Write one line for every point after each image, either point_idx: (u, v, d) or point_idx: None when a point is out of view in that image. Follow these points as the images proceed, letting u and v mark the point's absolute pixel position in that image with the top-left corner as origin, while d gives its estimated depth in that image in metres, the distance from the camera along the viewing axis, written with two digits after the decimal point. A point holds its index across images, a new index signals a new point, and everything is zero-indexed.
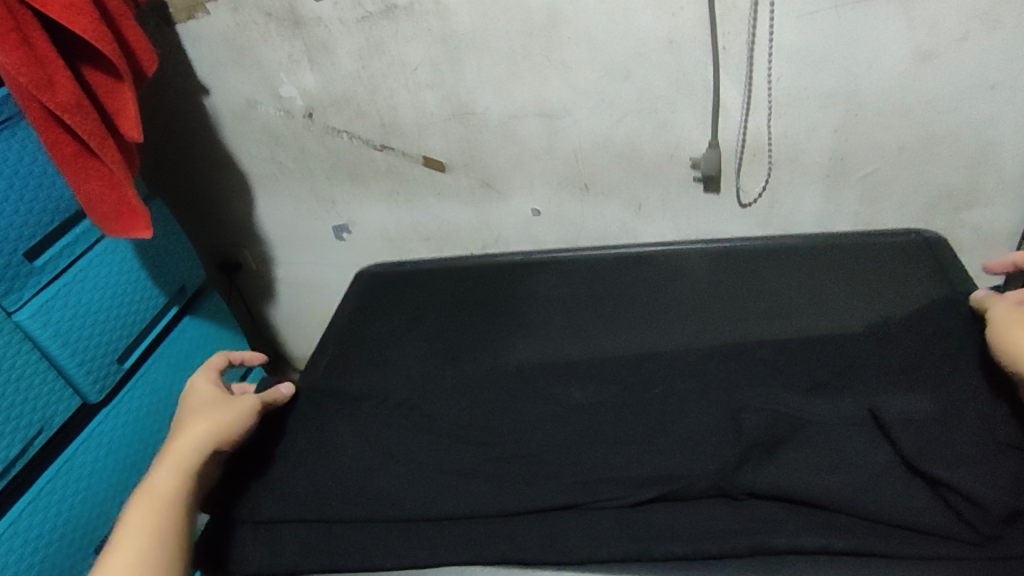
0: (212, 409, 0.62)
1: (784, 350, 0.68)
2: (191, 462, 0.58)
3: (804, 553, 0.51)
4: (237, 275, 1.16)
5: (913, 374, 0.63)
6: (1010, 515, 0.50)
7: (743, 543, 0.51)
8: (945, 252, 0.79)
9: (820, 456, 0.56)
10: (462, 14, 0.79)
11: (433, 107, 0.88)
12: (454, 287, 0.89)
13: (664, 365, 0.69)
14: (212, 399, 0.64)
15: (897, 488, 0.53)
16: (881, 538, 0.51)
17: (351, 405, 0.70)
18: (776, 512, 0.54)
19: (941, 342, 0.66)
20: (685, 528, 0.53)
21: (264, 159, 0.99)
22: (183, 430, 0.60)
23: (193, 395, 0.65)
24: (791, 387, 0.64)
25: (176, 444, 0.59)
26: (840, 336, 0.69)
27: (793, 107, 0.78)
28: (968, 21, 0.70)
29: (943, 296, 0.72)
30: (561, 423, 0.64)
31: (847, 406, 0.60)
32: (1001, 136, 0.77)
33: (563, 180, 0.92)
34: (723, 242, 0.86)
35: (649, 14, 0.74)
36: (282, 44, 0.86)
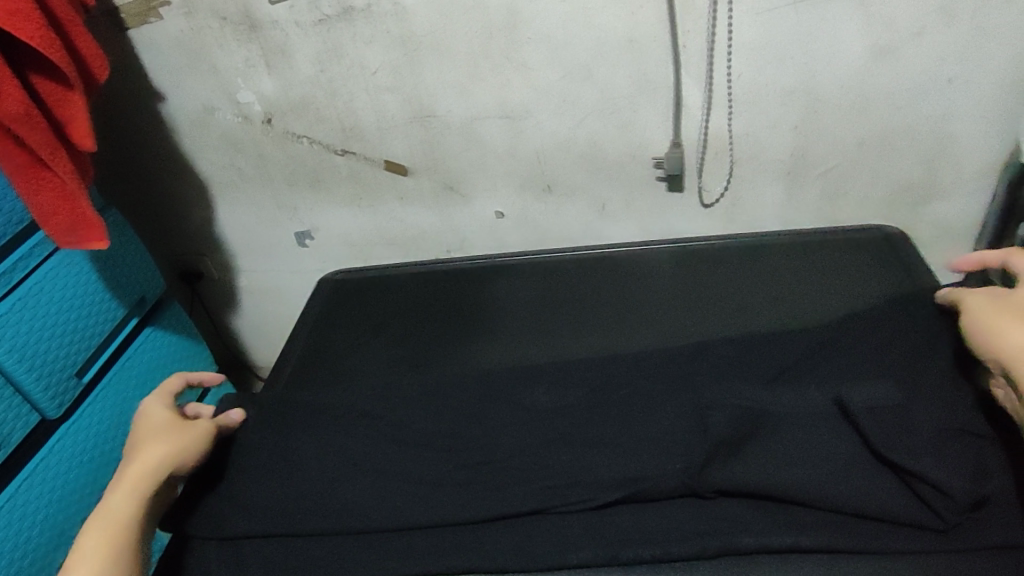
0: (166, 432, 0.60)
1: (749, 345, 0.68)
2: (148, 489, 0.56)
3: (773, 551, 0.51)
4: (198, 284, 1.13)
5: (876, 363, 0.63)
6: (974, 500, 0.51)
7: (713, 544, 0.51)
8: (903, 246, 0.80)
9: (786, 450, 0.56)
10: (421, 15, 0.78)
11: (394, 111, 0.87)
12: (418, 293, 0.87)
13: (631, 364, 0.69)
14: (166, 421, 0.62)
15: (863, 481, 0.54)
16: (849, 532, 0.51)
17: (315, 415, 0.68)
18: (744, 510, 0.54)
19: (902, 330, 0.66)
20: (656, 530, 0.53)
21: (223, 167, 0.96)
22: (136, 454, 0.58)
23: (145, 417, 0.63)
24: (756, 381, 0.64)
25: (130, 469, 0.56)
26: (801, 329, 0.69)
27: (753, 104, 0.79)
28: (921, 18, 0.71)
29: (902, 289, 0.73)
30: (528, 426, 0.63)
31: (810, 399, 0.60)
32: (953, 131, 0.79)
33: (526, 182, 0.91)
34: (687, 241, 0.86)
35: (608, 13, 0.74)
36: (239, 49, 0.84)
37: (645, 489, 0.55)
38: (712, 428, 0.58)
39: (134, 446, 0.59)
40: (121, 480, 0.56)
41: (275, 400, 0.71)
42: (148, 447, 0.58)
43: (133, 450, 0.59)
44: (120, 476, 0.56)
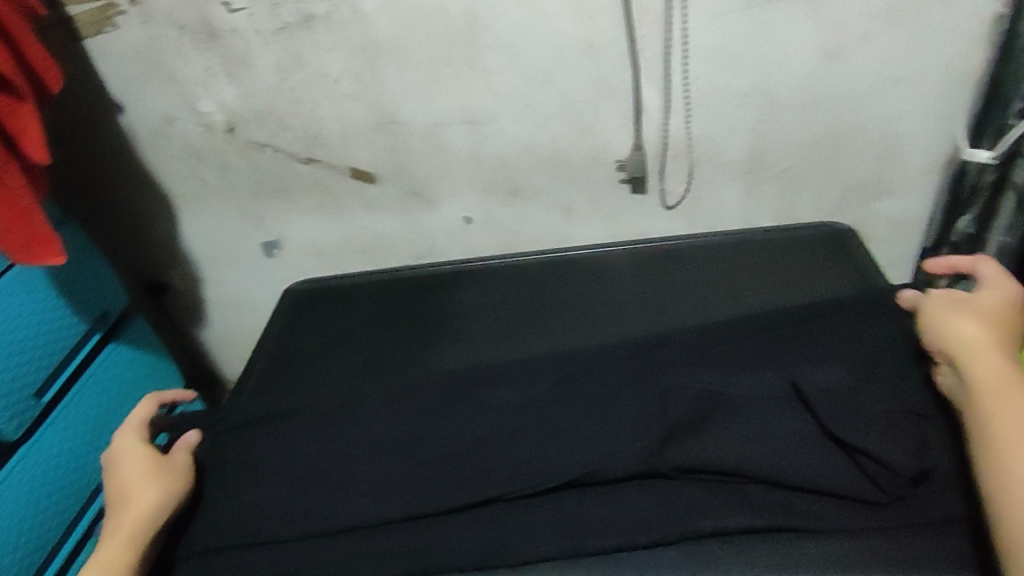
0: (152, 474, 0.60)
1: (711, 332, 0.70)
2: (145, 539, 0.56)
3: (729, 533, 0.53)
4: (163, 298, 1.11)
5: (833, 353, 0.64)
6: (918, 474, 0.53)
7: (672, 531, 0.53)
8: (853, 242, 0.82)
9: (745, 426, 0.58)
10: (381, 22, 0.78)
11: (358, 118, 0.87)
12: (384, 300, 0.87)
13: (592, 357, 0.70)
14: (144, 460, 0.61)
15: (816, 459, 0.55)
16: (802, 511, 0.53)
17: (280, 422, 0.68)
18: (699, 494, 0.55)
19: (856, 323, 0.68)
20: (618, 519, 0.55)
21: (185, 177, 0.95)
22: (129, 502, 0.58)
23: (120, 459, 0.62)
24: (716, 364, 0.65)
25: (126, 519, 0.57)
26: (759, 314, 0.71)
27: (709, 107, 0.81)
28: (866, 22, 0.73)
29: (854, 283, 0.76)
30: (493, 419, 0.64)
31: (769, 381, 0.62)
32: (901, 130, 0.81)
33: (492, 187, 0.92)
34: (648, 244, 0.87)
35: (567, 18, 0.75)
36: (199, 58, 0.83)
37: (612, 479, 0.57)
38: (673, 406, 0.61)
39: (122, 492, 0.59)
40: (116, 531, 0.56)
41: (240, 409, 0.70)
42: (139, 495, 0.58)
43: (124, 498, 0.58)
44: (114, 526, 0.56)
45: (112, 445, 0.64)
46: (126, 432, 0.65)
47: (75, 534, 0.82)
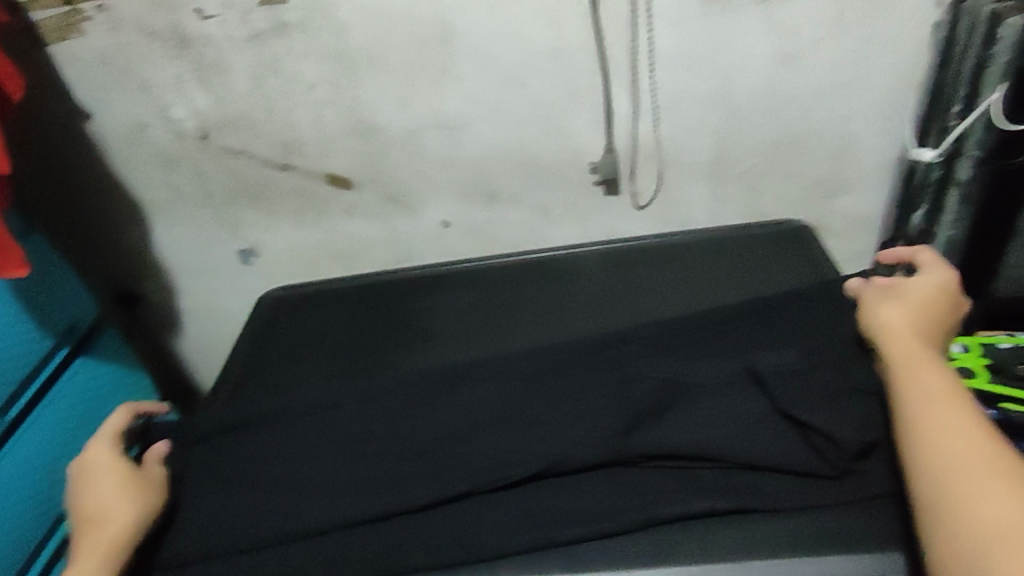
0: (129, 488, 0.61)
1: (668, 328, 0.70)
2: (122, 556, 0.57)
3: (690, 517, 0.55)
4: (137, 307, 1.11)
5: (786, 342, 0.67)
6: (860, 450, 0.56)
7: (637, 517, 0.55)
8: (808, 237, 0.85)
9: (703, 411, 0.61)
10: (356, 30, 0.80)
11: (334, 125, 0.88)
12: (358, 304, 0.88)
13: (555, 352, 0.70)
14: (120, 474, 0.62)
15: (768, 438, 0.58)
16: (760, 492, 0.56)
17: (253, 425, 0.68)
18: (661, 481, 0.58)
19: (808, 311, 0.70)
20: (586, 509, 0.57)
21: (158, 186, 0.96)
22: (108, 516, 0.58)
23: (94, 474, 0.62)
24: (676, 353, 0.67)
25: (103, 536, 0.57)
26: (714, 309, 0.72)
27: (675, 110, 0.84)
28: (818, 29, 0.77)
29: (808, 278, 0.79)
30: (465, 409, 0.66)
31: (724, 367, 0.64)
32: (855, 130, 0.85)
33: (469, 190, 0.93)
34: (615, 244, 0.90)
35: (538, 26, 0.78)
36: (170, 65, 0.84)
37: (580, 469, 0.60)
38: (634, 397, 0.62)
39: (96, 508, 0.59)
40: (93, 547, 0.56)
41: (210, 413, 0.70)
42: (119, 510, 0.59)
43: (99, 513, 0.59)
44: (90, 543, 0.57)
45: (83, 457, 0.64)
46: (97, 444, 0.65)
47: (48, 548, 0.81)
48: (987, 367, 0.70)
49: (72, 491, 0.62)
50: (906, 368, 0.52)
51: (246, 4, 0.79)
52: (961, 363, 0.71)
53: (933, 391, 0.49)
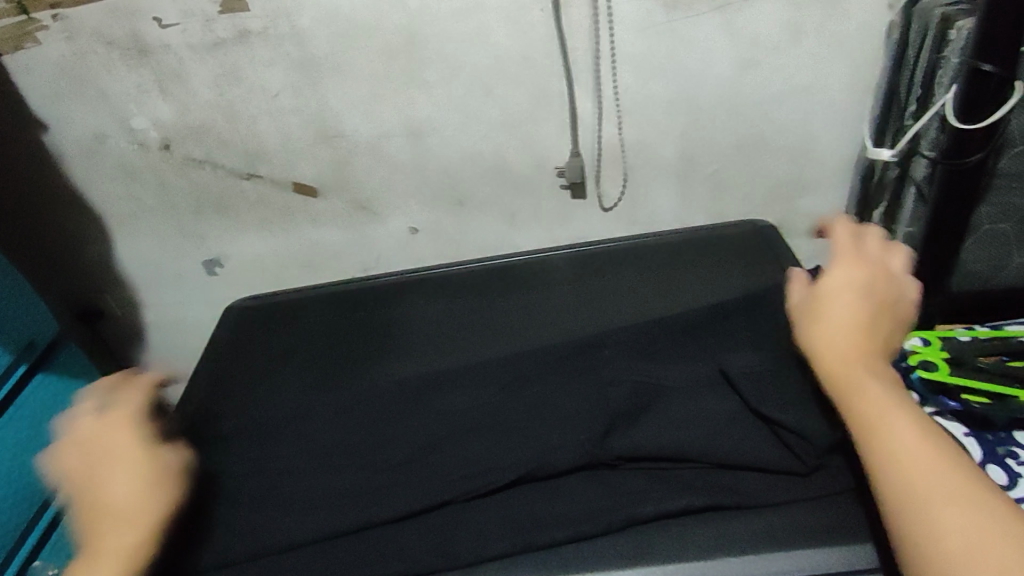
0: (153, 486, 0.49)
1: (642, 331, 0.72)
2: (141, 560, 0.47)
3: (669, 516, 0.56)
4: (100, 322, 1.08)
5: (753, 341, 0.68)
6: (829, 445, 0.57)
7: (617, 518, 0.55)
8: (773, 237, 0.87)
9: (677, 412, 0.62)
10: (320, 37, 0.79)
11: (299, 133, 0.87)
12: (329, 314, 0.87)
13: (535, 360, 0.71)
14: (143, 468, 0.50)
15: (740, 436, 0.59)
16: (737, 490, 0.57)
17: (229, 446, 0.68)
18: (639, 481, 0.58)
19: (773, 312, 0.71)
20: (566, 512, 0.57)
21: (120, 197, 0.94)
22: (130, 523, 0.47)
23: (110, 460, 0.49)
24: (648, 355, 0.69)
25: (117, 539, 0.46)
26: (686, 314, 0.73)
27: (640, 114, 0.85)
28: (777, 33, 0.78)
29: (774, 276, 0.80)
30: (443, 420, 0.66)
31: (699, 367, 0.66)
32: (814, 132, 0.87)
33: (437, 197, 0.93)
34: (584, 247, 0.91)
35: (502, 32, 0.78)
36: (130, 74, 0.82)
37: (558, 473, 0.60)
38: (612, 398, 0.63)
39: (104, 497, 0.47)
40: (106, 550, 0.46)
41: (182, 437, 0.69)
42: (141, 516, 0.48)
43: (105, 505, 0.47)
44: (98, 544, 0.46)
45: (90, 429, 0.52)
46: (106, 419, 0.52)
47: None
48: (946, 359, 0.72)
49: (74, 467, 0.50)
50: (849, 360, 0.46)
51: (207, 12, 0.78)
52: (920, 357, 0.73)
53: (875, 389, 0.44)
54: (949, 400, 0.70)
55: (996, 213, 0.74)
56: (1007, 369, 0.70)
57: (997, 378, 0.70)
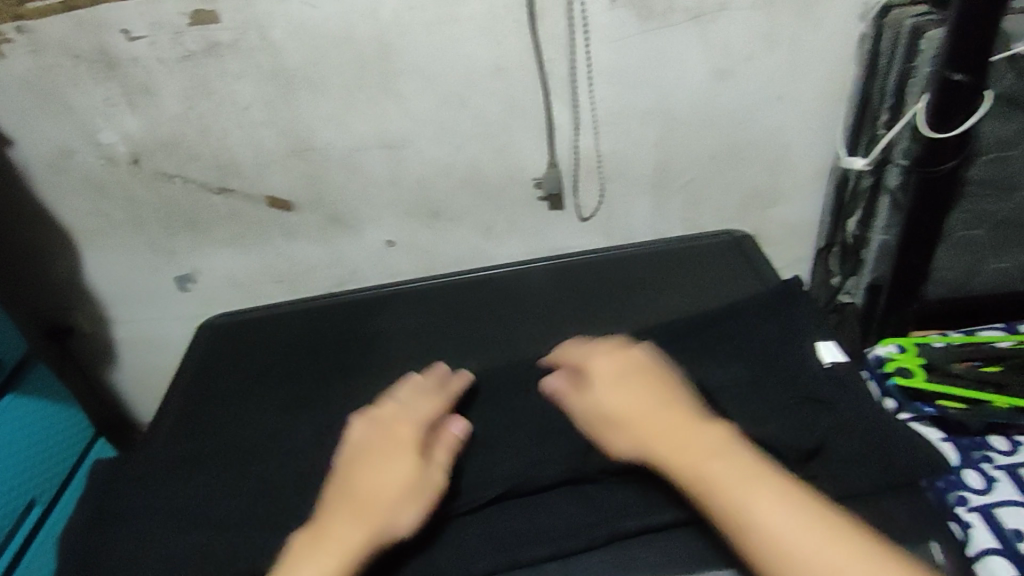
0: (406, 481, 0.54)
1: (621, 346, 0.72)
2: (393, 521, 0.52)
3: (651, 531, 0.55)
4: (69, 342, 1.05)
5: (732, 354, 0.68)
6: (807, 455, 0.57)
7: (600, 534, 0.54)
8: (751, 248, 0.87)
9: None
10: (292, 49, 0.78)
11: (271, 146, 0.86)
12: (304, 329, 0.86)
13: (513, 376, 0.71)
14: (409, 457, 0.56)
15: None
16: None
17: (200, 467, 0.66)
18: (622, 495, 0.57)
19: (752, 324, 0.71)
20: (549, 528, 0.56)
21: (88, 213, 0.91)
22: (362, 513, 0.52)
23: (381, 448, 0.57)
24: None
25: (401, 508, 0.53)
26: (666, 326, 0.73)
27: (616, 125, 0.84)
28: (750, 43, 0.79)
29: (753, 287, 0.80)
30: None
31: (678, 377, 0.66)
32: (789, 142, 0.87)
33: (413, 210, 0.92)
34: (560, 260, 0.90)
35: (477, 43, 0.78)
36: (96, 87, 0.80)
37: (540, 488, 0.59)
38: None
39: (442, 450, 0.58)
40: (361, 511, 0.52)
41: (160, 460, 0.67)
42: (399, 499, 0.53)
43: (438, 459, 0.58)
44: (393, 513, 0.53)
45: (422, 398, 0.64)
46: (437, 401, 0.64)
47: None
48: (922, 365, 0.73)
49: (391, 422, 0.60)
50: (655, 438, 0.51)
51: (176, 24, 0.76)
52: (897, 364, 0.74)
53: (696, 457, 0.48)
54: (925, 406, 0.71)
55: (969, 220, 0.75)
56: (982, 374, 0.71)
57: (973, 383, 0.71)
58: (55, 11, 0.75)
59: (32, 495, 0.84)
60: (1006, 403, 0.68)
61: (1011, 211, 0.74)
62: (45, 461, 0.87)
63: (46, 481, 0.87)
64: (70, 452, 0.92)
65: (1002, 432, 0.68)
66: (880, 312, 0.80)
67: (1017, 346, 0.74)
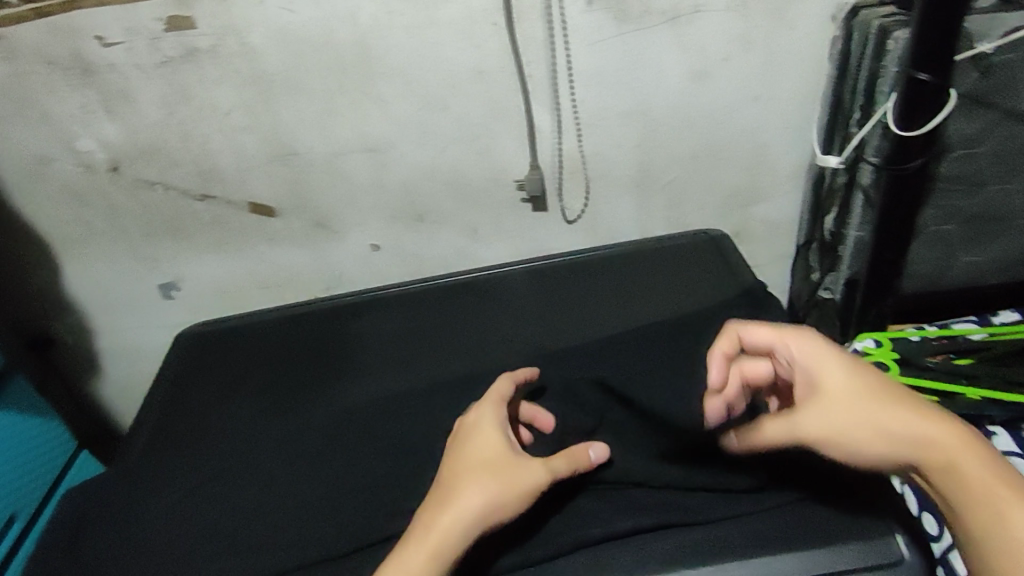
0: (509, 451, 0.55)
1: (601, 353, 0.74)
2: (494, 496, 0.52)
3: (619, 538, 0.56)
4: (52, 352, 1.04)
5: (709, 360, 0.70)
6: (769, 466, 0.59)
7: (565, 541, 0.55)
8: (725, 247, 0.88)
9: (634, 438, 0.62)
10: (272, 55, 0.78)
11: (253, 151, 0.86)
12: (285, 335, 0.86)
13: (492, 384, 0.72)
14: (505, 440, 0.56)
15: (692, 453, 0.60)
16: (684, 507, 0.57)
17: (172, 487, 0.67)
18: (595, 503, 0.58)
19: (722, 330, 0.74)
20: (519, 534, 0.57)
21: (67, 221, 0.90)
22: (496, 476, 0.53)
23: (466, 436, 0.57)
24: (607, 380, 0.70)
25: (508, 481, 0.53)
26: (644, 333, 0.76)
27: (596, 126, 0.85)
28: (724, 44, 0.80)
29: (727, 286, 0.82)
30: (392, 453, 0.66)
31: (665, 388, 0.68)
32: (764, 141, 0.89)
33: (397, 213, 0.93)
34: (539, 261, 0.91)
35: (456, 46, 0.78)
36: (75, 95, 0.80)
37: None
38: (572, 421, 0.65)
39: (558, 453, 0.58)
40: (449, 498, 0.52)
41: (128, 480, 0.69)
42: (504, 475, 0.53)
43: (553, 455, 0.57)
44: (492, 482, 0.52)
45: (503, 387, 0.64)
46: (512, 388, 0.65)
47: None
48: (897, 359, 0.75)
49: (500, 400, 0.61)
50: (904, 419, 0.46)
51: (153, 30, 0.76)
52: (873, 359, 0.75)
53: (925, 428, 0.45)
54: None
55: (940, 215, 0.76)
56: (954, 367, 0.72)
57: (947, 375, 0.72)
58: (29, 19, 0.74)
59: (15, 508, 0.84)
60: (980, 394, 0.69)
61: (981, 206, 0.76)
62: (28, 474, 0.86)
63: (30, 494, 0.87)
64: (54, 464, 0.92)
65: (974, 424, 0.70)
66: (856, 309, 0.82)
67: (988, 338, 0.76)
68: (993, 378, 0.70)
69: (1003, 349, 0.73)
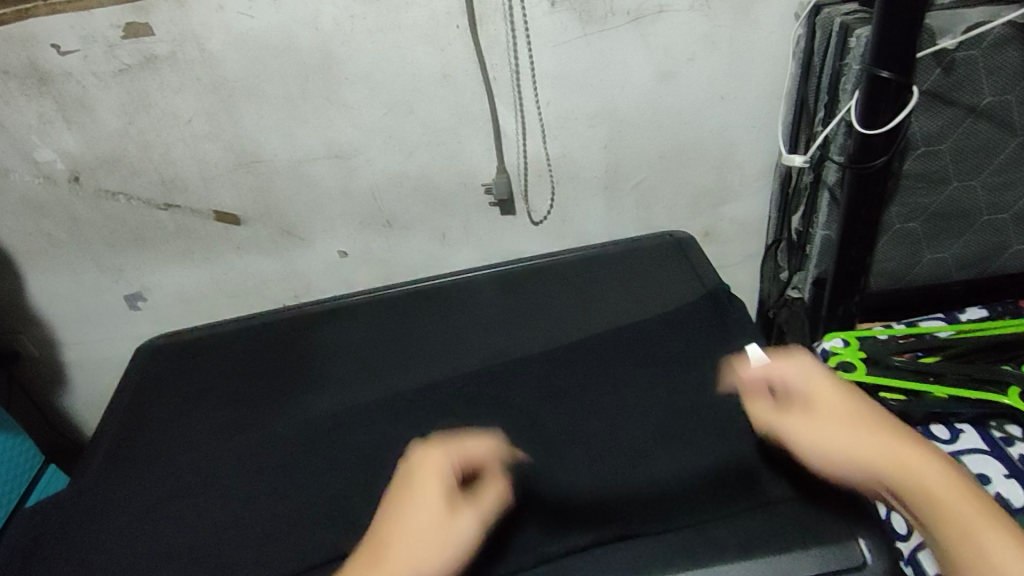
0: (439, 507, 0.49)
1: (568, 358, 0.74)
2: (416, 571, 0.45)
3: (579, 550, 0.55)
4: (15, 368, 1.01)
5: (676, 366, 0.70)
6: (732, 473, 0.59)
7: (527, 554, 0.54)
8: (693, 247, 0.88)
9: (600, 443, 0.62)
10: (232, 62, 0.76)
11: (216, 160, 0.84)
12: (250, 346, 0.84)
13: (459, 393, 0.71)
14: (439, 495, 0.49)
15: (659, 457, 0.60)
16: (645, 513, 0.57)
17: (134, 506, 0.65)
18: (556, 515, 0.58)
19: (690, 335, 0.74)
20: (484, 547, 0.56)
21: (28, 233, 0.88)
22: (425, 542, 0.47)
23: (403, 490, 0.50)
24: (575, 385, 0.70)
25: (433, 544, 0.46)
26: (613, 337, 0.75)
27: (565, 128, 0.85)
28: (690, 45, 0.79)
29: (695, 286, 0.81)
30: (358, 464, 0.65)
31: (635, 394, 0.67)
32: (732, 142, 0.89)
33: (365, 220, 0.91)
34: (509, 265, 0.90)
35: (420, 51, 0.77)
36: (29, 104, 0.77)
37: None
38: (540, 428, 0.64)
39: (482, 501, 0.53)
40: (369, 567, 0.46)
41: (89, 499, 0.67)
42: (429, 541, 0.47)
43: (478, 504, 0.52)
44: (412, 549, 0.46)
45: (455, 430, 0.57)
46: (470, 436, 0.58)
47: None
48: (864, 359, 0.75)
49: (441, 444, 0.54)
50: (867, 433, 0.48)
51: (109, 38, 0.74)
52: (840, 359, 0.75)
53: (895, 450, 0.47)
54: (869, 399, 0.72)
55: (906, 212, 0.76)
56: (919, 365, 0.72)
57: (912, 374, 0.72)
58: None
59: None
60: (947, 394, 0.70)
61: (944, 203, 0.76)
62: None
63: None
64: (18, 482, 0.88)
65: (942, 422, 0.71)
66: (825, 306, 0.82)
67: (955, 336, 0.76)
68: (958, 376, 0.71)
69: (968, 347, 0.74)
